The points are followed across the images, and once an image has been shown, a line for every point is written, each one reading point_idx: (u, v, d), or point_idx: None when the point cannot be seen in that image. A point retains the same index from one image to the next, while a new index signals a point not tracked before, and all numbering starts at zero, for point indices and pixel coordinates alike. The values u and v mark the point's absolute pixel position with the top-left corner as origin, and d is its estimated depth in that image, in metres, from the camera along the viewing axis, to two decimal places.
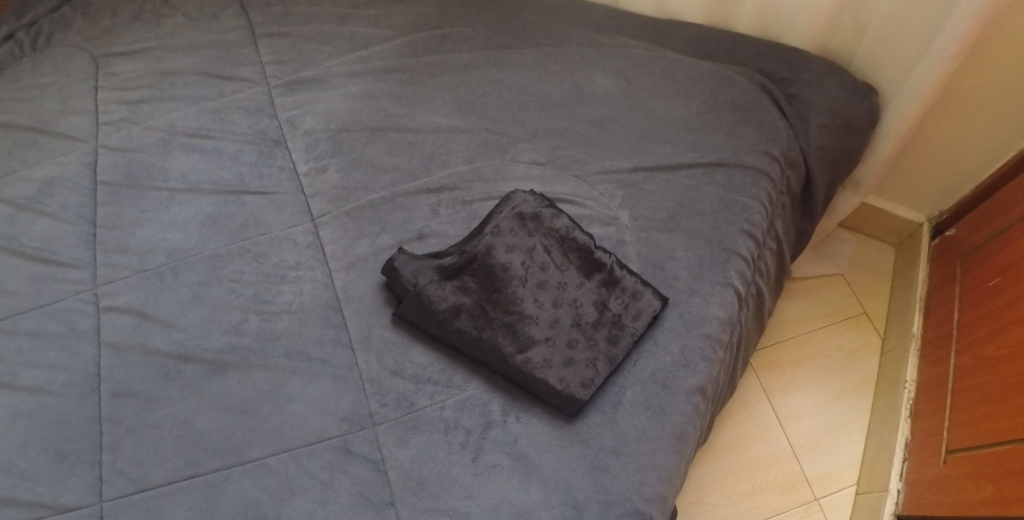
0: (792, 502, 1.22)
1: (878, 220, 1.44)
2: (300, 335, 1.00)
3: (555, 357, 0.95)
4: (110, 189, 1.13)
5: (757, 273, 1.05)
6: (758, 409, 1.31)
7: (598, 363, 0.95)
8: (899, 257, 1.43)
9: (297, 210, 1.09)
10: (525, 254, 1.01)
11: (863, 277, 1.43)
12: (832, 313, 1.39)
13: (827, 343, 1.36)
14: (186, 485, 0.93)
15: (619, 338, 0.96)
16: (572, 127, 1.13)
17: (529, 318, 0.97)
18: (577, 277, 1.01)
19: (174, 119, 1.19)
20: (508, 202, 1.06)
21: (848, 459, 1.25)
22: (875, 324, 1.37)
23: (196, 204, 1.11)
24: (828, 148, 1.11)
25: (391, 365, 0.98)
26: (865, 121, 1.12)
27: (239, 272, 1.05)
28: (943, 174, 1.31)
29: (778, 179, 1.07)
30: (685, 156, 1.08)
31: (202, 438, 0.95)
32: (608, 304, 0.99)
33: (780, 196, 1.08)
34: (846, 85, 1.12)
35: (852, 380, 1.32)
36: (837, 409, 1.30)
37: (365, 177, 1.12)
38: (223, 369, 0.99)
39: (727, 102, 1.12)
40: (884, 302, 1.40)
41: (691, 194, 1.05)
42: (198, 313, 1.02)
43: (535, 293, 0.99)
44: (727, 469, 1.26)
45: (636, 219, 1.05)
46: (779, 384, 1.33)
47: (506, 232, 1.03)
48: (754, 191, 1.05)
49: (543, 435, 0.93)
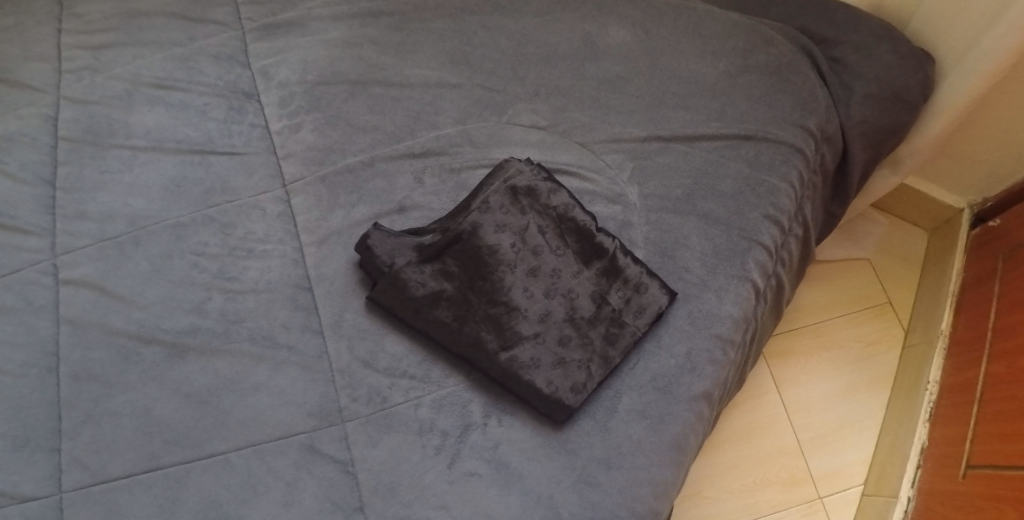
0: (794, 500, 1.14)
1: (913, 201, 1.30)
2: (266, 318, 0.91)
3: (543, 356, 0.85)
4: (70, 146, 1.03)
5: (778, 263, 0.93)
6: (766, 400, 1.21)
7: (592, 366, 0.85)
8: (931, 244, 1.30)
9: (267, 174, 0.99)
10: (517, 235, 0.89)
11: (891, 263, 1.30)
12: (854, 301, 1.27)
13: (846, 333, 1.25)
14: (146, 478, 0.87)
15: (618, 337, 0.85)
16: (578, 86, 0.98)
17: (518, 310, 0.86)
18: (574, 263, 0.89)
19: (139, 67, 1.07)
20: (501, 173, 0.93)
21: (857, 457, 1.17)
22: (899, 315, 1.26)
23: (159, 165, 1.01)
24: (872, 122, 0.97)
25: (363, 355, 0.89)
26: (919, 93, 0.95)
27: (204, 244, 0.96)
28: (995, 156, 1.16)
29: (813, 156, 0.94)
30: (706, 126, 0.94)
31: (162, 428, 0.88)
32: (607, 297, 0.87)
33: (812, 175, 0.96)
34: (900, 51, 0.96)
35: (871, 373, 1.22)
36: (852, 404, 1.20)
37: (342, 137, 1.00)
38: (183, 353, 0.91)
39: (761, 63, 0.97)
40: (910, 292, 1.27)
41: (711, 170, 0.92)
42: (158, 290, 0.94)
43: (526, 281, 0.87)
44: (728, 462, 1.17)
45: (645, 197, 0.92)
46: (791, 373, 1.23)
47: (496, 209, 0.90)
48: (784, 169, 0.91)
49: (526, 441, 0.84)
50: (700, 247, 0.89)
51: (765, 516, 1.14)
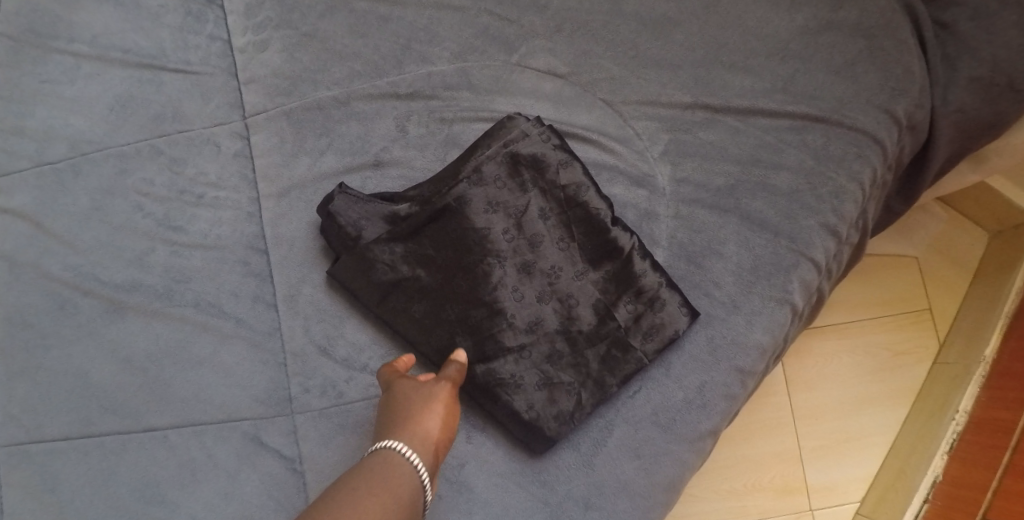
0: (784, 509, 1.03)
1: (982, 199, 1.08)
2: (213, 282, 0.79)
3: (527, 376, 0.70)
4: (9, 45, 0.86)
5: (825, 276, 0.75)
6: (773, 399, 1.07)
7: (583, 393, 0.70)
8: (989, 249, 1.09)
9: (227, 102, 0.83)
10: (514, 220, 0.72)
11: (941, 266, 1.10)
12: (892, 302, 1.09)
13: (873, 339, 1.08)
14: (80, 445, 0.78)
15: (620, 362, 0.71)
16: (611, 24, 0.77)
17: (503, 315, 0.70)
18: (579, 263, 0.72)
19: None
20: (501, 134, 0.74)
21: (860, 473, 1.04)
22: (937, 326, 1.09)
23: (105, 80, 0.85)
24: (970, 112, 0.78)
25: (320, 339, 0.77)
26: None
27: (149, 183, 0.82)
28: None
29: (892, 150, 0.74)
30: (768, 98, 0.74)
31: (98, 393, 0.79)
32: (614, 310, 0.72)
33: (886, 172, 0.76)
34: None
35: (894, 385, 1.07)
36: (866, 416, 1.06)
37: (315, 63, 0.82)
38: (122, 310, 0.80)
39: (851, 19, 0.75)
40: (955, 301, 1.09)
41: (764, 155, 0.74)
42: (98, 233, 0.82)
43: (518, 279, 0.71)
44: (721, 460, 1.05)
45: (676, 183, 0.74)
46: (806, 375, 1.08)
47: (491, 182, 0.72)
48: (856, 167, 0.72)
49: (499, 466, 0.71)
50: (721, 260, 0.72)
51: None
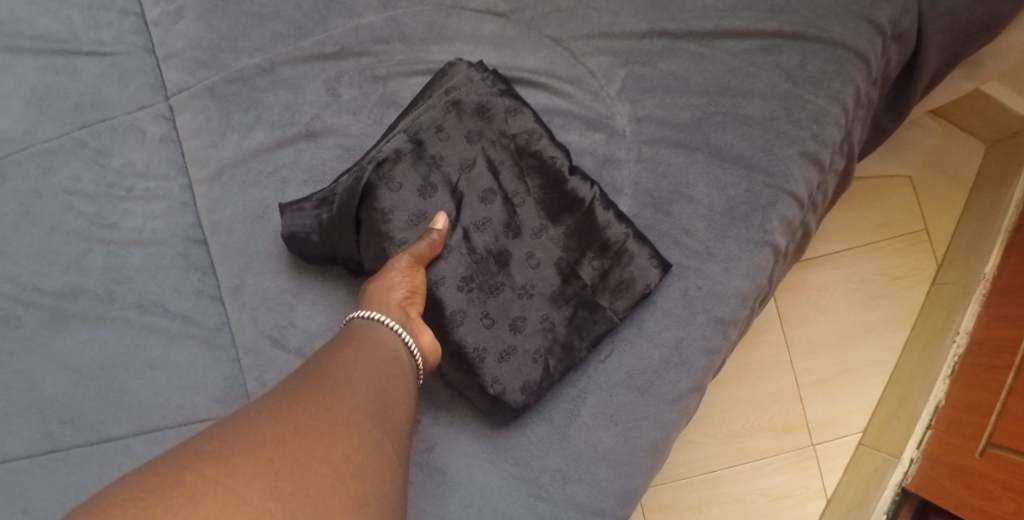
0: (783, 446, 0.99)
1: (978, 106, 0.98)
2: (154, 280, 0.74)
3: (490, 344, 0.64)
4: None
5: (808, 209, 0.68)
6: (768, 338, 1.01)
7: (554, 357, 0.65)
8: (986, 161, 1.01)
9: (147, 83, 0.76)
10: (464, 176, 0.65)
11: (936, 182, 1.01)
12: (887, 225, 1.02)
13: (866, 266, 1.01)
14: (45, 461, 0.75)
15: (590, 321, 0.65)
16: None
17: (461, 279, 0.63)
18: (538, 217, 0.66)
19: None
20: (440, 83, 0.67)
21: (861, 403, 0.99)
22: (934, 245, 1.01)
23: (16, 72, 0.78)
24: (963, 14, 0.69)
25: (270, 329, 0.73)
26: None
27: (76, 180, 0.76)
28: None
29: (877, 63, 0.65)
30: (734, 17, 0.65)
31: (54, 406, 0.75)
32: (581, 265, 0.66)
33: (872, 88, 0.68)
34: None
35: (893, 311, 1.00)
36: (866, 345, 1.00)
37: (235, 30, 0.75)
38: (65, 318, 0.75)
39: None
40: (953, 218, 1.01)
41: (733, 80, 0.65)
42: (31, 239, 0.76)
43: (473, 240, 0.64)
44: (719, 404, 1.00)
45: (637, 121, 0.66)
46: (800, 308, 1.01)
47: (434, 136, 0.65)
48: (836, 86, 0.64)
49: (467, 445, 0.66)
50: (679, 207, 0.65)
51: (750, 462, 0.99)
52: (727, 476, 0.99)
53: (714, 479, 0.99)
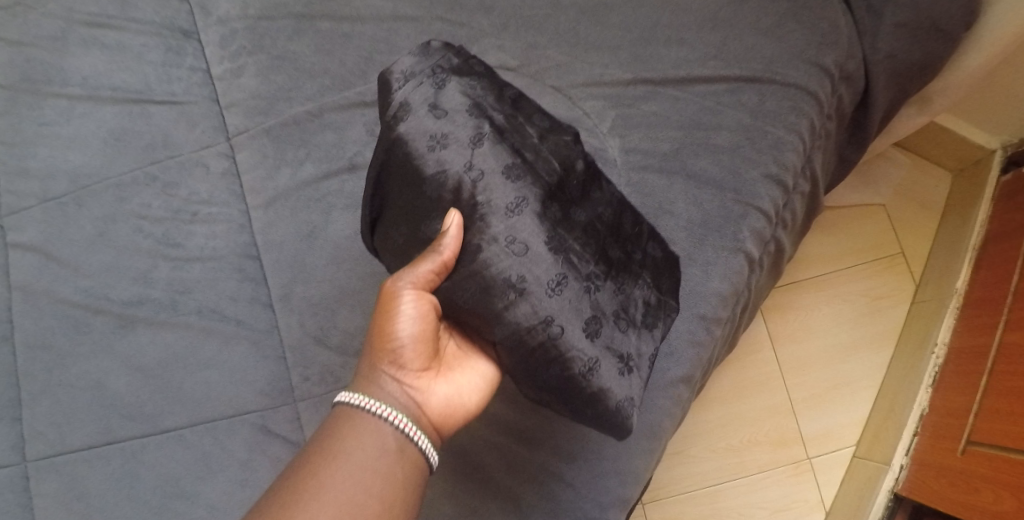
0: (781, 460, 1.09)
1: (939, 140, 1.13)
2: (213, 289, 0.86)
3: (577, 333, 0.68)
4: (8, 95, 0.95)
5: (778, 225, 0.81)
6: (759, 358, 1.13)
7: (636, 347, 0.71)
8: (953, 188, 1.15)
9: (211, 125, 0.90)
10: (487, 175, 0.69)
11: (909, 210, 1.16)
12: (868, 249, 1.15)
13: (850, 286, 1.14)
14: (102, 451, 0.86)
15: (646, 307, 0.73)
16: (553, 18, 0.84)
17: (528, 282, 0.67)
18: (558, 206, 0.71)
19: (72, 1, 0.96)
20: (410, 96, 0.72)
21: (852, 417, 1.10)
22: (911, 267, 1.14)
23: (97, 117, 0.92)
24: (901, 58, 0.81)
25: (314, 330, 0.84)
26: (961, 20, 0.79)
27: (147, 206, 0.89)
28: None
29: (826, 100, 0.79)
30: (703, 65, 0.79)
31: (117, 402, 0.86)
32: (607, 250, 0.72)
33: (825, 121, 0.81)
34: None
35: (875, 329, 1.12)
36: (852, 362, 1.11)
37: (288, 82, 0.89)
38: (132, 324, 0.87)
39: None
40: (926, 242, 1.15)
41: (705, 119, 0.78)
42: (104, 257, 0.88)
43: (517, 240, 0.67)
44: (716, 421, 1.11)
45: (627, 152, 0.79)
46: (790, 329, 1.14)
47: (443, 144, 0.70)
48: (792, 119, 0.77)
49: (485, 430, 0.80)
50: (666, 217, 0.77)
51: (750, 476, 1.09)
52: (727, 487, 1.09)
53: (715, 493, 1.09)
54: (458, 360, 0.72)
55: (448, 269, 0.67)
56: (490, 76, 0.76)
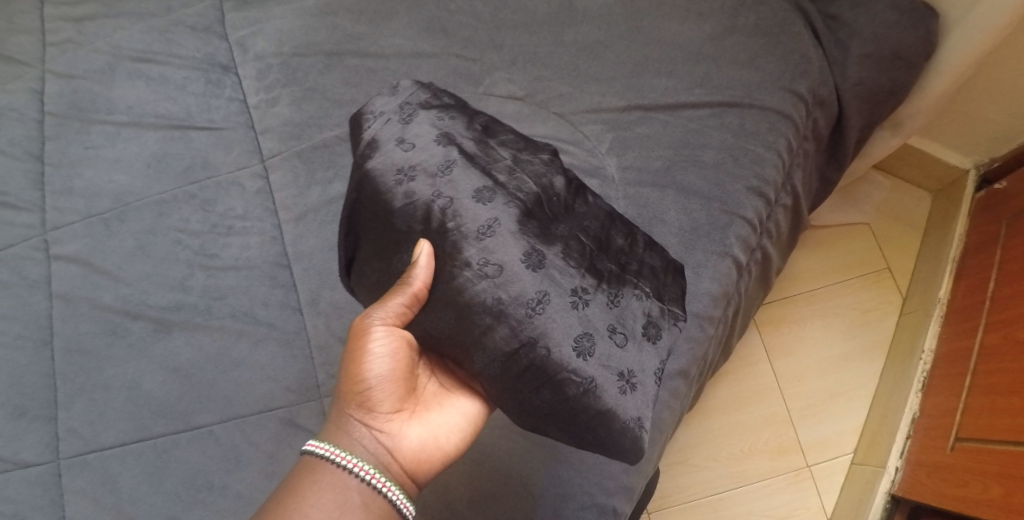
0: (782, 468, 1.15)
1: (918, 162, 1.23)
2: (246, 295, 0.93)
3: (566, 349, 0.74)
4: (57, 122, 1.04)
5: (763, 235, 0.90)
6: (756, 370, 1.20)
7: (642, 361, 0.78)
8: (933, 207, 1.25)
9: (247, 149, 0.99)
10: (457, 203, 0.77)
11: (892, 228, 1.25)
12: (856, 265, 1.24)
13: (841, 301, 1.23)
14: (135, 448, 0.91)
15: (647, 320, 0.79)
16: (557, 53, 0.94)
17: (505, 301, 0.74)
18: (535, 225, 0.78)
19: (120, 39, 1.06)
20: (381, 133, 0.83)
21: (847, 426, 1.17)
22: (897, 281, 1.23)
23: (141, 141, 1.01)
24: (868, 84, 0.90)
25: (340, 332, 0.92)
26: (919, 51, 0.90)
27: (186, 221, 0.97)
28: (1003, 117, 1.09)
29: (802, 123, 0.88)
30: (689, 93, 0.89)
31: (150, 401, 0.92)
32: (589, 265, 0.78)
33: (803, 142, 0.90)
34: (897, 5, 0.90)
35: (865, 341, 1.20)
36: (845, 373, 1.19)
37: (318, 112, 0.99)
38: (169, 328, 0.93)
39: (749, 25, 0.90)
40: (911, 257, 1.24)
41: (692, 140, 0.88)
42: (144, 267, 0.96)
43: (491, 262, 0.75)
44: (718, 431, 1.18)
45: (624, 169, 0.88)
46: (784, 343, 1.22)
47: (410, 175, 0.79)
48: (770, 138, 0.87)
49: (498, 422, 0.87)
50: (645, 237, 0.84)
51: (751, 484, 1.15)
52: (730, 494, 1.15)
53: (718, 501, 1.15)
54: (433, 401, 0.79)
55: (420, 300, 0.75)
56: (459, 109, 0.86)
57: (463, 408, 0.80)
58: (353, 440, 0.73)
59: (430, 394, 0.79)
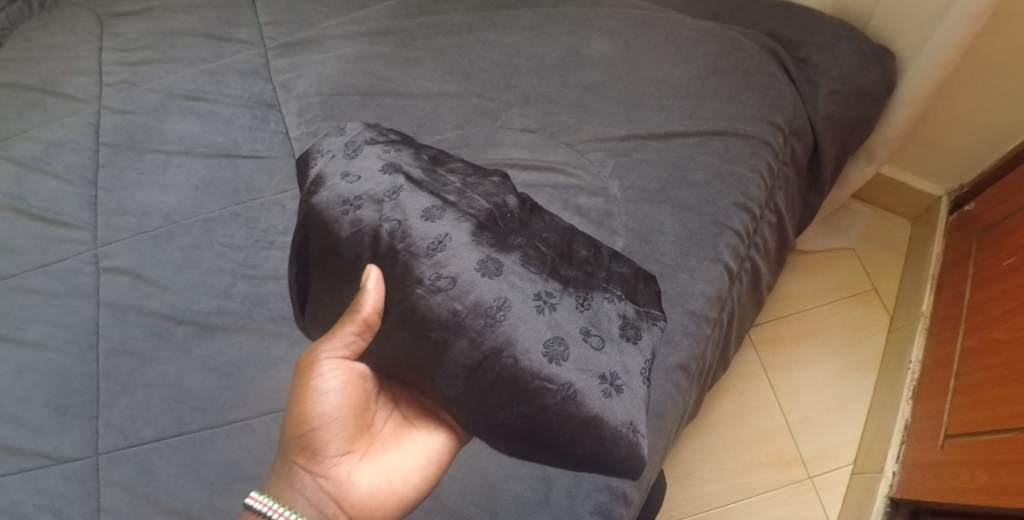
0: (785, 479, 1.21)
1: (895, 192, 1.36)
2: (286, 300, 1.03)
3: (537, 355, 0.78)
4: (112, 151, 1.15)
5: (752, 247, 1.02)
6: (755, 386, 1.28)
7: (627, 362, 0.83)
8: (913, 233, 1.37)
9: (287, 174, 1.10)
10: (409, 221, 0.83)
11: (876, 252, 1.37)
12: (843, 287, 1.35)
13: (832, 320, 1.32)
14: (174, 441, 0.97)
15: (624, 321, 0.85)
16: (565, 92, 1.07)
17: (463, 312, 0.78)
18: (487, 237, 0.83)
19: (173, 81, 1.19)
20: (325, 169, 0.90)
21: (845, 438, 1.23)
22: (883, 301, 1.33)
23: (190, 168, 1.12)
24: (839, 116, 1.05)
25: None
26: (882, 87, 1.05)
27: (230, 236, 1.07)
28: (964, 143, 1.22)
29: (780, 149, 1.02)
30: (681, 123, 1.02)
31: (190, 398, 0.98)
32: (551, 273, 0.84)
33: (783, 167, 1.04)
34: (860, 49, 1.05)
35: (856, 357, 1.29)
36: (839, 388, 1.27)
37: None
38: (211, 331, 1.01)
39: (730, 67, 1.05)
40: (895, 279, 1.34)
41: (684, 164, 1.00)
42: (190, 276, 1.05)
43: (445, 275, 0.79)
44: (722, 445, 1.25)
45: (624, 189, 0.99)
46: (781, 361, 1.30)
47: (357, 201, 0.85)
48: (753, 161, 1.00)
49: None
50: (595, 251, 0.91)
51: (756, 495, 1.21)
52: (736, 506, 1.20)
53: (725, 513, 1.20)
54: (383, 444, 0.84)
55: (370, 327, 0.80)
56: (397, 143, 0.93)
57: (415, 446, 0.85)
58: (296, 491, 0.78)
59: (380, 436, 0.85)
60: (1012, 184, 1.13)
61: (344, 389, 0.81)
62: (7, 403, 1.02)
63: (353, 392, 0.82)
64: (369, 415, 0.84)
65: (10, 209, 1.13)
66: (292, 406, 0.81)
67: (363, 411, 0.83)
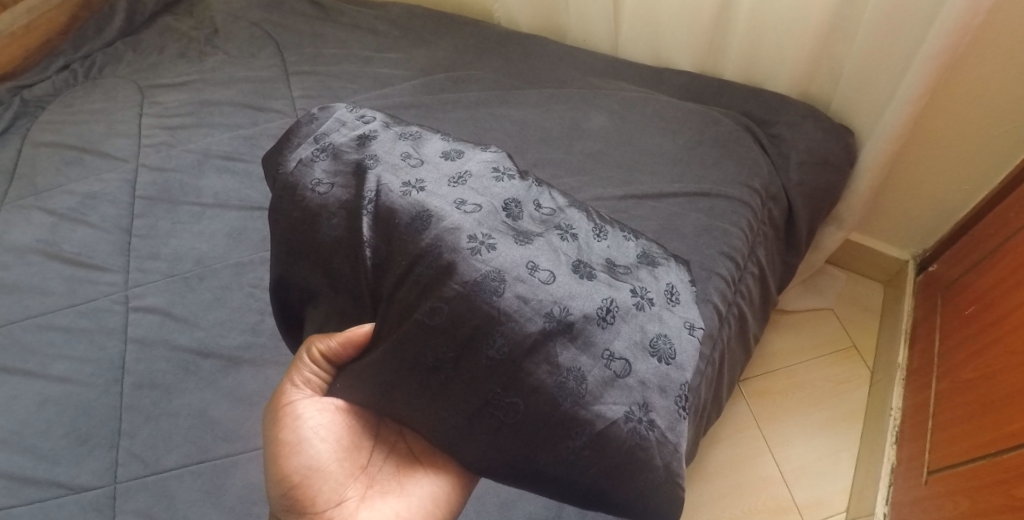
0: None
1: (866, 257, 1.52)
2: None
3: (549, 386, 0.76)
4: (148, 203, 1.24)
5: (737, 295, 1.11)
6: (747, 436, 1.38)
7: (660, 387, 0.80)
8: (886, 294, 1.51)
9: None
10: (397, 241, 0.82)
11: (853, 312, 1.51)
12: (826, 345, 1.47)
13: (816, 375, 1.44)
14: (195, 469, 0.98)
15: (654, 339, 0.81)
16: (569, 157, 1.20)
17: (456, 344, 0.77)
18: (486, 246, 0.80)
19: (210, 144, 1.31)
20: (298, 176, 0.90)
21: (837, 488, 1.31)
22: (863, 357, 1.45)
23: (224, 218, 1.22)
24: (808, 184, 1.20)
25: None
26: (841, 158, 1.23)
27: (260, 279, 1.14)
28: (923, 212, 1.38)
29: (759, 209, 1.15)
30: (671, 186, 1.15)
31: (214, 426, 1.02)
32: (564, 281, 0.80)
33: (762, 225, 1.16)
34: (822, 127, 1.23)
35: (841, 410, 1.39)
36: (826, 438, 1.36)
37: None
38: (238, 364, 1.07)
39: (711, 139, 1.21)
40: (872, 336, 1.47)
41: (675, 219, 1.11)
42: (220, 314, 1.11)
43: (436, 301, 0.77)
44: (719, 493, 1.32)
45: None
46: (770, 411, 1.41)
47: (332, 215, 0.87)
48: (735, 217, 1.12)
49: None
50: (615, 251, 0.88)
51: None
52: None
53: None
54: (381, 488, 0.86)
55: (317, 359, 0.87)
56: (377, 140, 0.92)
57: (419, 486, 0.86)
58: None
59: (380, 479, 0.87)
60: (966, 247, 1.29)
61: (319, 435, 0.85)
62: (25, 434, 1.03)
63: (331, 437, 0.85)
64: (357, 461, 0.87)
65: (44, 253, 1.20)
66: (269, 471, 0.85)
67: (349, 456, 0.86)
